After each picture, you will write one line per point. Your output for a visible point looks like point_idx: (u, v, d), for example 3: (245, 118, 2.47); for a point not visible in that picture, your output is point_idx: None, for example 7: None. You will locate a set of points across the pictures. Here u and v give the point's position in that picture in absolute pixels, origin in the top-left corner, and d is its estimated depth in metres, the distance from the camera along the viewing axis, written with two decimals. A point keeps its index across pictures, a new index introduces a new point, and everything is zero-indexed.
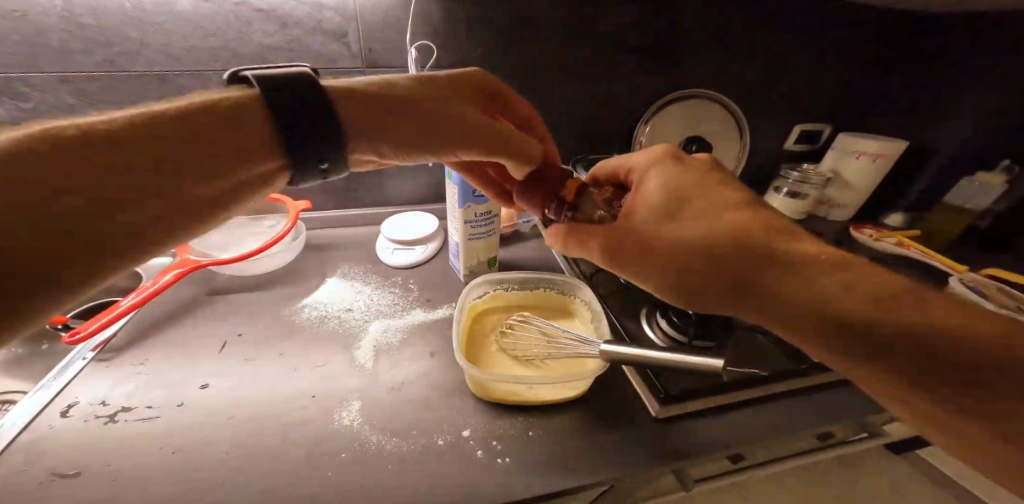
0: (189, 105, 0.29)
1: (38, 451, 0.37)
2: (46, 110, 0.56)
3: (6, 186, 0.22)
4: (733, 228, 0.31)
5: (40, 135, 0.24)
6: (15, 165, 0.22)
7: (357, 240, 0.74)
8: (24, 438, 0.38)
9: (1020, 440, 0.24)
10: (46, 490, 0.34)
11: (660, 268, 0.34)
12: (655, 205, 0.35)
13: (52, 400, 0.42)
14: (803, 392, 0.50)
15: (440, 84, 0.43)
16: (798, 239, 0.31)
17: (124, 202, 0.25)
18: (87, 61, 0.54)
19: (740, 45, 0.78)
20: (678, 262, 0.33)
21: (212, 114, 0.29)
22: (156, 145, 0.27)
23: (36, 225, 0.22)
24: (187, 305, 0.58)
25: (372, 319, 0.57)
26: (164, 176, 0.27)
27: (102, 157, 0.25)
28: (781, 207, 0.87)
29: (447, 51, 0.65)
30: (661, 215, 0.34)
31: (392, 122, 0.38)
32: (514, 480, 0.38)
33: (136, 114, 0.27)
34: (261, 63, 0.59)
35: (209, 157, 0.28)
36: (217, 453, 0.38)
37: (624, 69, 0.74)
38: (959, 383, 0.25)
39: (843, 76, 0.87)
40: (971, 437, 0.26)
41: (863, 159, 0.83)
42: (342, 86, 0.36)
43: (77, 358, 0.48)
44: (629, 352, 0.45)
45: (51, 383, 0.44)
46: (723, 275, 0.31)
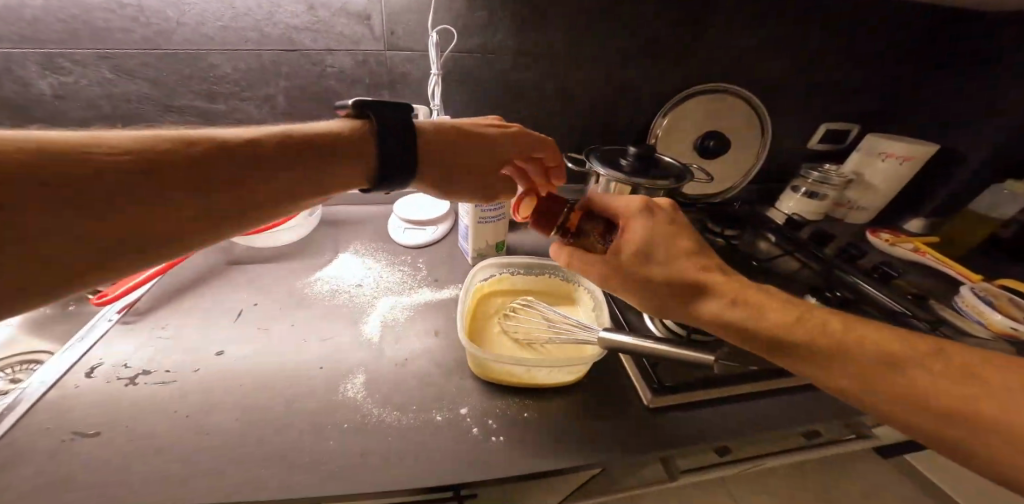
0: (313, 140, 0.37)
1: (65, 408, 0.41)
2: (89, 85, 0.59)
3: (168, 176, 0.27)
4: (687, 268, 0.40)
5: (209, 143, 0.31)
6: (180, 161, 0.28)
7: (371, 218, 0.76)
8: (53, 394, 0.42)
9: (960, 408, 0.29)
10: (70, 448, 0.37)
11: (654, 297, 0.42)
12: (635, 249, 0.42)
13: (78, 361, 0.46)
14: (795, 391, 0.51)
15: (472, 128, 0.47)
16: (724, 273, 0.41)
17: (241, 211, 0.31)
18: (128, 39, 0.57)
19: (769, 40, 0.75)
20: (662, 289, 0.41)
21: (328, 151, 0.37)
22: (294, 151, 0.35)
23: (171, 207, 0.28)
24: (208, 272, 0.61)
25: (380, 295, 0.59)
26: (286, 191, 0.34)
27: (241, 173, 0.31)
28: (797, 206, 0.85)
29: (468, 36, 0.65)
30: (640, 258, 0.42)
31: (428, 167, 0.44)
32: (506, 458, 0.40)
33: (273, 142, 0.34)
34: (288, 44, 0.61)
35: (335, 162, 0.36)
36: (228, 419, 0.41)
37: (645, 60, 0.73)
38: (887, 370, 0.32)
39: (880, 74, 0.84)
40: (932, 416, 0.30)
41: (890, 161, 0.80)
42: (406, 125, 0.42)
43: (104, 318, 0.52)
44: (627, 342, 0.46)
45: (80, 343, 0.49)
46: (700, 298, 0.40)
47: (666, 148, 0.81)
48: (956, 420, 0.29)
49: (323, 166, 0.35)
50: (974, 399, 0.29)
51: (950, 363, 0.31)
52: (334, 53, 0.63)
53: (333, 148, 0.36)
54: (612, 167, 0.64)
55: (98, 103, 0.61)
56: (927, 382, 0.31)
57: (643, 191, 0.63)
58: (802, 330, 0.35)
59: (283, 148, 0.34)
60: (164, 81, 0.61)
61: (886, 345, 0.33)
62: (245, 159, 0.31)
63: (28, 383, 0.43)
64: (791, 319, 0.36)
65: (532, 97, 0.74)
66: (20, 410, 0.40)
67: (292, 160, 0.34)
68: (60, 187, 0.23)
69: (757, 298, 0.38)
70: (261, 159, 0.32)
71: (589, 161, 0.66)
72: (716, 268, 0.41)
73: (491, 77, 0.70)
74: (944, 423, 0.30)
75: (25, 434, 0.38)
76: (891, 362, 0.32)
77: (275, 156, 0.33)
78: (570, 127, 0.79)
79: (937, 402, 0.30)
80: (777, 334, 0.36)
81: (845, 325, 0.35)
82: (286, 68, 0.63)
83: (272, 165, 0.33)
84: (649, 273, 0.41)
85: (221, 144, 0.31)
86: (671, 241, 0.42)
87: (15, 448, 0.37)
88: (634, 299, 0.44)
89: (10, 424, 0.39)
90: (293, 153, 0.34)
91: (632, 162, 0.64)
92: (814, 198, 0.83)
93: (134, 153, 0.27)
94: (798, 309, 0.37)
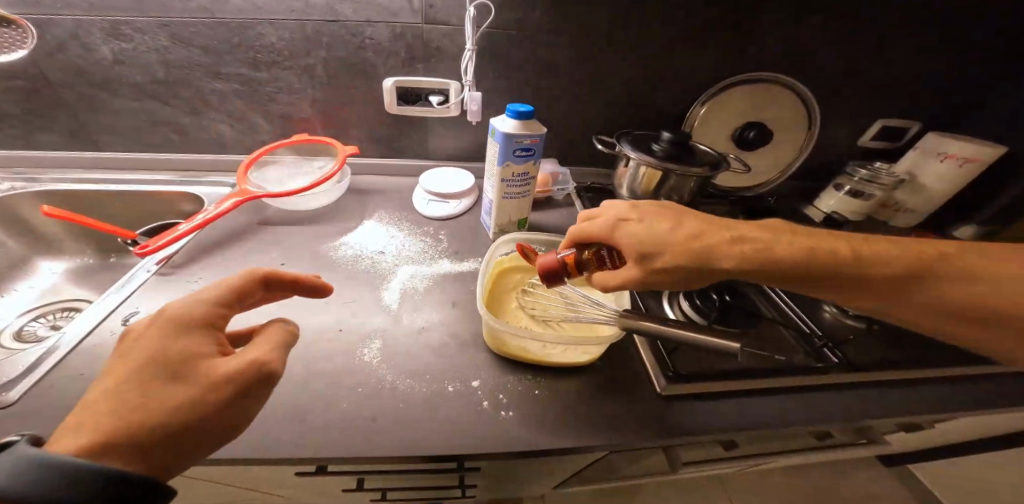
0: (174, 360, 0.28)
1: (100, 354, 0.43)
2: (146, 50, 0.63)
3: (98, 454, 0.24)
4: (689, 236, 0.40)
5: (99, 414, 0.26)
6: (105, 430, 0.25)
7: (397, 189, 0.78)
8: (91, 340, 0.45)
9: (923, 302, 0.38)
10: None
11: (686, 274, 0.40)
12: (643, 236, 0.41)
13: (112, 311, 0.48)
14: (816, 390, 0.50)
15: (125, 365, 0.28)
16: (723, 230, 0.41)
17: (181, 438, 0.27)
18: (183, 7, 0.60)
19: (828, 27, 0.70)
20: (692, 267, 0.40)
21: (204, 373, 0.28)
22: (178, 379, 0.28)
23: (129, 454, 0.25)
24: (240, 229, 0.64)
25: (401, 264, 0.61)
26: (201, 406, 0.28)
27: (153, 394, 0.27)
28: (838, 206, 0.80)
29: (505, 12, 0.64)
30: (651, 242, 0.41)
31: (186, 398, 0.27)
32: (516, 432, 0.41)
33: (138, 366, 0.28)
34: (329, 16, 0.62)
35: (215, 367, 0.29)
36: None
37: (687, 44, 0.70)
38: (878, 287, 0.38)
39: (952, 70, 0.76)
40: (906, 310, 0.39)
41: (949, 162, 0.75)
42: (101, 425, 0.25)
43: (143, 269, 0.54)
44: (645, 324, 0.45)
45: (121, 289, 0.51)
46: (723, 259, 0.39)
47: (701, 136, 0.78)
48: (954, 312, 0.38)
49: (213, 356, 0.30)
50: (968, 291, 0.37)
51: (940, 263, 0.38)
52: (373, 26, 0.63)
53: (196, 349, 0.30)
54: (642, 151, 0.63)
55: (153, 68, 0.65)
56: (933, 286, 0.38)
57: (673, 177, 0.62)
58: (831, 268, 0.38)
59: (152, 385, 0.27)
60: (213, 49, 0.64)
61: (896, 259, 0.38)
62: (148, 404, 0.26)
63: (66, 329, 0.45)
64: (815, 259, 0.38)
65: (565, 77, 0.72)
66: (59, 354, 0.42)
67: (196, 370, 0.29)
68: (110, 451, 0.25)
69: (766, 240, 0.39)
70: (158, 393, 0.27)
71: (619, 144, 0.65)
72: (717, 232, 0.41)
73: (525, 55, 0.69)
74: (945, 318, 0.38)
75: (62, 378, 0.40)
76: (898, 279, 0.38)
77: (164, 387, 0.27)
78: (602, 110, 0.77)
79: (942, 302, 0.38)
80: (808, 278, 0.39)
81: (860, 251, 0.39)
82: (327, 39, 0.64)
83: (184, 390, 0.27)
84: (663, 262, 0.40)
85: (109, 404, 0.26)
86: (660, 222, 0.42)
87: (55, 391, 0.39)
88: (666, 287, 0.42)
89: (50, 367, 0.41)
90: (183, 373, 0.28)
91: (665, 148, 0.62)
92: (858, 198, 0.78)
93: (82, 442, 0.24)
94: (817, 244, 0.39)
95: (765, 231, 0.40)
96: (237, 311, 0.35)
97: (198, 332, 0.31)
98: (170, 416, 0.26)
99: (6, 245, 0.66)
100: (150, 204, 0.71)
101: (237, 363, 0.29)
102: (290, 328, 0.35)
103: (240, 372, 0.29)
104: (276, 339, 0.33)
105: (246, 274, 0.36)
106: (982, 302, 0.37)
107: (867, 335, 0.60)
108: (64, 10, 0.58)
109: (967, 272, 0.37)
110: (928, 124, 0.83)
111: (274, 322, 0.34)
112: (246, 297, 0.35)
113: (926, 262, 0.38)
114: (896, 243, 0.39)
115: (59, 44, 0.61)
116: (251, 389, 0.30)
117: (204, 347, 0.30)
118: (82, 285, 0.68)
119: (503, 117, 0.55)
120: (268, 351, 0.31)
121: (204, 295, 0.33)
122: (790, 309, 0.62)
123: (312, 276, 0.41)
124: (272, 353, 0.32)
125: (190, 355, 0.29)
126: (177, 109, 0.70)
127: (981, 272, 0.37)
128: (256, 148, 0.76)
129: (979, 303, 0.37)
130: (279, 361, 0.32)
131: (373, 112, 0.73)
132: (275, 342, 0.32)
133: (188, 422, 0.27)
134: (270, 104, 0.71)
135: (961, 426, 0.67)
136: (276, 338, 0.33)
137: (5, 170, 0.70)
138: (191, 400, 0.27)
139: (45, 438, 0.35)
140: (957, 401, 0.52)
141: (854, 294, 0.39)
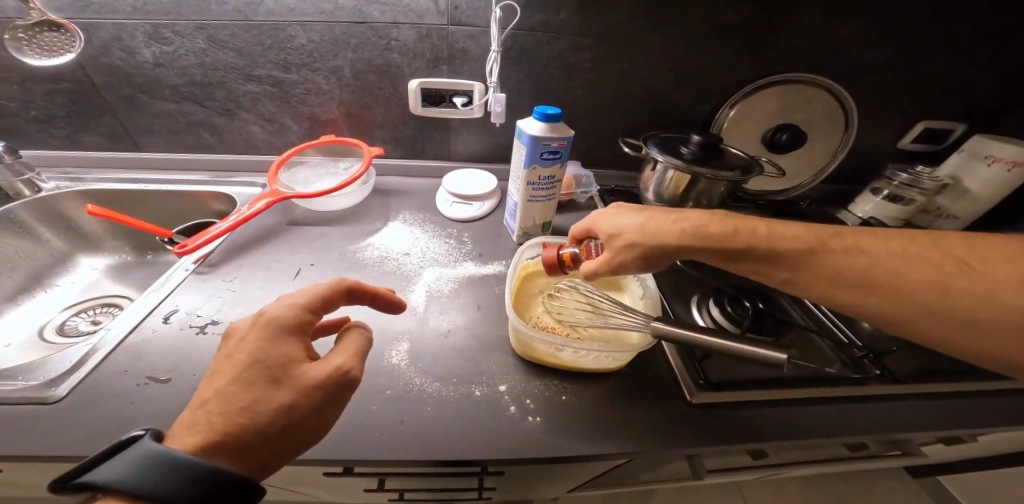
0: (271, 366, 0.33)
1: (141, 351, 0.45)
2: (182, 53, 0.65)
3: (221, 447, 0.29)
4: (650, 218, 0.44)
5: (215, 413, 0.30)
6: (226, 426, 0.30)
7: (420, 190, 0.78)
8: (135, 337, 0.46)
9: (920, 306, 0.34)
10: (145, 390, 0.41)
11: (647, 253, 0.43)
12: (611, 221, 0.46)
13: (153, 310, 0.50)
14: (853, 401, 0.48)
15: (229, 364, 0.33)
16: (684, 213, 0.44)
17: (282, 436, 0.31)
18: (220, 10, 0.61)
19: (867, 24, 0.67)
20: (650, 244, 0.42)
21: (297, 378, 0.33)
22: (275, 382, 0.32)
23: (242, 448, 0.30)
24: (272, 230, 0.65)
25: (427, 265, 0.61)
26: (298, 408, 0.32)
27: (254, 398, 0.31)
28: (875, 211, 0.78)
29: (532, 12, 0.63)
30: (615, 224, 0.46)
31: (286, 399, 0.32)
32: (544, 438, 0.41)
33: (242, 370, 0.32)
34: (358, 17, 0.63)
35: (308, 370, 0.33)
36: None
37: (719, 43, 0.68)
38: (862, 285, 0.35)
39: (1004, 68, 0.72)
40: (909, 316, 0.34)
41: (996, 166, 0.71)
42: (218, 423, 0.30)
43: (181, 268, 0.56)
44: (676, 332, 0.44)
45: (162, 287, 0.53)
46: (676, 238, 0.42)
47: (730, 140, 0.77)
48: (871, 288, 0.35)
49: (303, 361, 0.34)
50: (963, 291, 0.32)
51: (851, 241, 0.37)
52: (400, 27, 0.64)
53: (290, 354, 0.34)
54: (670, 154, 0.62)
55: (190, 71, 0.67)
56: (846, 262, 0.36)
57: (703, 181, 0.60)
58: (748, 242, 0.39)
59: (256, 388, 0.32)
60: (247, 51, 0.65)
61: (811, 235, 0.38)
62: (252, 406, 0.31)
63: (111, 327, 0.47)
64: (736, 233, 0.40)
65: (591, 77, 0.71)
66: (104, 351, 0.44)
67: (289, 375, 0.33)
68: (227, 443, 0.29)
69: (719, 220, 0.42)
70: (261, 395, 0.31)
71: (646, 146, 0.64)
72: (670, 214, 0.44)
73: (552, 56, 0.68)
74: (866, 296, 0.35)
75: (106, 375, 0.42)
76: (880, 277, 0.35)
77: (265, 390, 0.32)
78: (627, 111, 0.76)
79: (859, 278, 0.35)
80: (734, 253, 0.40)
81: (825, 242, 0.37)
82: (355, 40, 0.65)
83: (281, 394, 0.32)
84: (621, 242, 0.44)
85: (222, 405, 0.31)
86: (630, 211, 0.46)
87: (100, 387, 0.41)
88: (634, 267, 0.44)
89: (94, 364, 0.43)
90: (280, 378, 0.33)
91: (694, 151, 0.61)
92: (897, 202, 0.75)
93: (207, 436, 0.29)
94: (743, 222, 0.41)
95: (729, 218, 0.42)
96: (321, 316, 0.39)
97: (291, 337, 0.35)
98: (269, 418, 0.31)
99: (50, 243, 0.69)
100: (185, 204, 0.73)
101: (326, 370, 0.34)
102: (368, 334, 0.38)
103: (327, 379, 0.33)
104: (353, 344, 0.37)
105: (333, 284, 0.40)
106: (894, 279, 0.34)
107: (908, 345, 0.57)
108: (108, 15, 0.60)
109: (880, 251, 0.36)
110: (971, 125, 0.79)
111: (354, 328, 0.38)
112: (331, 305, 0.39)
113: (902, 257, 0.35)
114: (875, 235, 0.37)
115: (103, 48, 0.64)
116: (333, 395, 0.34)
117: (295, 351, 0.35)
118: (121, 281, 0.71)
119: (529, 120, 0.55)
120: (350, 358, 0.35)
121: (295, 302, 0.37)
122: (823, 316, 0.60)
123: (391, 291, 0.44)
124: (351, 360, 0.35)
125: (284, 361, 0.34)
126: (211, 110, 0.72)
127: (895, 251, 0.35)
128: (285, 149, 0.78)
129: (889, 281, 0.34)
130: (358, 367, 0.36)
131: (398, 113, 0.74)
132: (356, 349, 0.36)
133: (284, 424, 0.31)
134: (298, 106, 0.72)
135: (1001, 441, 0.64)
136: (353, 343, 0.37)
137: (52, 170, 0.73)
138: (286, 404, 0.32)
139: (95, 433, 0.37)
140: (1001, 415, 0.49)
141: (842, 295, 0.37)
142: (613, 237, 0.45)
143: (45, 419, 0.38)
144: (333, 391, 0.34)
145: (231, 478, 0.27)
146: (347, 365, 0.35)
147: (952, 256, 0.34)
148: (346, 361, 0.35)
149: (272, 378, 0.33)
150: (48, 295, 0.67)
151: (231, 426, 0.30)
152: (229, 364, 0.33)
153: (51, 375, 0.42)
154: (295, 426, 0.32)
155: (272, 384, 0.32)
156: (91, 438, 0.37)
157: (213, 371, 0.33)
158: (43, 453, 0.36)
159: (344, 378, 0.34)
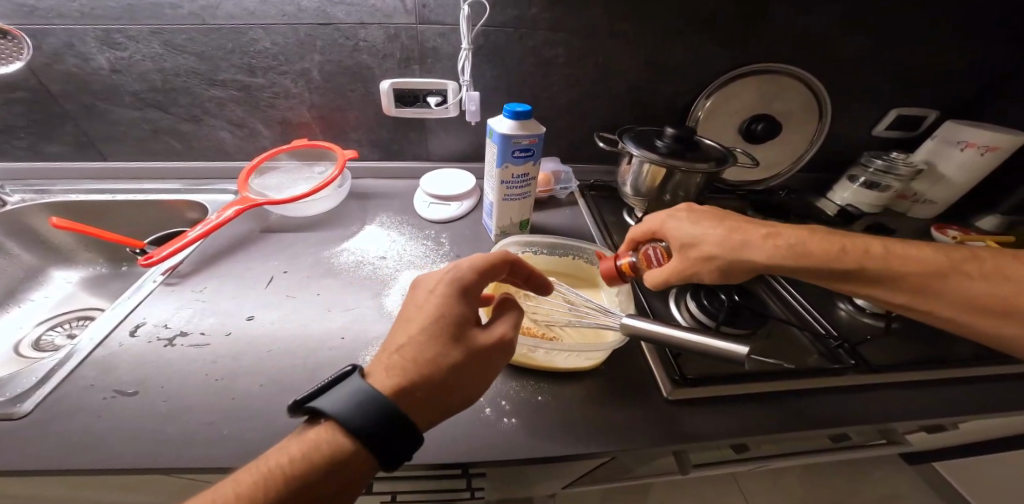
0: (445, 326, 0.35)
1: (109, 364, 0.44)
2: (140, 59, 0.63)
3: (404, 395, 0.32)
4: (730, 229, 0.44)
5: (403, 361, 0.33)
6: (412, 376, 0.33)
7: (398, 191, 0.78)
8: (100, 352, 0.45)
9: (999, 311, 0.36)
10: (111, 404, 0.40)
11: (730, 265, 0.43)
12: (683, 231, 0.46)
13: (120, 322, 0.49)
14: (832, 391, 0.49)
15: (420, 319, 0.35)
16: (761, 226, 0.44)
17: (446, 394, 0.33)
18: (177, 14, 0.60)
19: (838, 11, 0.66)
20: (736, 256, 0.43)
21: (468, 343, 0.35)
22: (450, 342, 0.34)
23: (421, 398, 0.32)
24: (243, 237, 0.65)
25: (404, 268, 0.60)
26: (467, 371, 0.34)
27: (435, 354, 0.34)
28: (854, 198, 0.79)
29: (501, 7, 0.63)
30: (693, 234, 0.45)
31: (458, 358, 0.34)
32: (522, 439, 0.41)
33: (424, 328, 0.35)
34: (322, 19, 0.61)
35: (479, 337, 0.36)
36: (253, 385, 0.43)
37: (691, 35, 0.68)
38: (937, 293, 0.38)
39: (975, 51, 0.72)
40: (980, 320, 0.37)
41: (970, 151, 0.72)
42: (406, 372, 0.33)
43: (150, 279, 0.55)
44: (648, 329, 0.44)
45: (130, 299, 0.52)
46: (756, 249, 0.42)
47: (706, 132, 0.76)
48: (924, 292, 0.39)
49: (473, 324, 0.37)
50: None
51: (922, 252, 0.39)
52: (366, 27, 0.62)
53: (467, 316, 0.36)
54: (646, 148, 0.61)
55: (150, 77, 0.65)
56: (916, 271, 0.39)
57: (678, 174, 0.60)
58: (836, 255, 0.40)
59: (441, 342, 0.34)
60: (208, 56, 0.64)
61: (892, 251, 0.40)
62: (435, 360, 0.33)
63: (78, 341, 0.46)
64: (825, 246, 0.41)
65: (564, 73, 0.71)
66: (69, 365, 0.43)
67: (465, 336, 0.35)
68: (406, 395, 0.32)
69: (798, 233, 0.42)
70: (441, 350, 0.34)
71: (621, 141, 0.63)
72: (751, 229, 0.44)
73: (524, 53, 0.68)
74: (942, 302, 0.38)
75: (71, 390, 0.41)
76: (945, 284, 0.38)
77: (445, 346, 0.34)
78: (603, 106, 0.76)
79: (920, 284, 0.39)
80: (828, 267, 0.41)
81: (892, 251, 0.40)
82: (321, 42, 0.63)
83: (455, 352, 0.34)
84: (700, 253, 0.44)
85: (406, 359, 0.33)
86: (702, 218, 0.46)
87: (66, 402, 0.40)
88: (706, 276, 0.45)
89: (59, 379, 0.42)
90: (458, 336, 0.35)
91: (668, 144, 0.60)
92: (874, 189, 0.76)
93: (399, 382, 0.32)
94: (802, 232, 0.43)
95: (806, 232, 0.43)
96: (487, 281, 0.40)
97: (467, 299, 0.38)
98: (443, 373, 0.33)
99: (17, 256, 0.67)
100: (157, 213, 0.72)
101: (492, 339, 0.36)
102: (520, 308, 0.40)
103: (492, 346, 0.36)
104: (508, 317, 0.38)
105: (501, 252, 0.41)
106: (976, 293, 0.37)
107: (883, 334, 0.58)
108: (57, 20, 0.59)
109: (935, 260, 0.39)
110: (946, 112, 0.80)
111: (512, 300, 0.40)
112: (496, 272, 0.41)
113: (968, 264, 0.38)
114: (939, 247, 0.40)
115: (56, 55, 0.62)
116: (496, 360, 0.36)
117: (468, 317, 0.37)
118: (95, 294, 0.70)
119: (499, 118, 0.54)
120: (508, 329, 0.37)
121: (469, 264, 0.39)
122: (802, 308, 0.60)
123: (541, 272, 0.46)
124: (509, 330, 0.37)
125: (459, 323, 0.36)
126: (176, 117, 0.70)
127: (949, 260, 0.38)
128: (257, 154, 0.76)
129: (961, 290, 0.37)
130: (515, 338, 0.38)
131: (371, 115, 0.73)
132: (511, 323, 0.38)
133: (455, 382, 0.33)
134: (268, 110, 0.71)
135: (984, 425, 0.64)
136: (508, 318, 0.38)
137: (16, 183, 0.71)
138: (457, 363, 0.34)
139: (56, 450, 0.36)
140: (975, 399, 0.50)
141: (913, 298, 0.40)
142: (691, 248, 0.45)
143: (6, 436, 0.37)
144: (495, 359, 0.36)
145: (411, 423, 0.30)
146: (506, 334, 0.37)
147: (991, 265, 0.37)
148: (504, 332, 0.37)
149: (453, 336, 0.35)
150: (22, 311, 0.65)
151: (413, 377, 0.33)
152: (420, 318, 0.36)
153: (17, 391, 0.41)
154: (460, 386, 0.34)
155: (452, 343, 0.34)
156: (49, 458, 0.35)
157: (403, 318, 0.37)
158: (8, 471, 0.35)
159: (504, 347, 0.36)
